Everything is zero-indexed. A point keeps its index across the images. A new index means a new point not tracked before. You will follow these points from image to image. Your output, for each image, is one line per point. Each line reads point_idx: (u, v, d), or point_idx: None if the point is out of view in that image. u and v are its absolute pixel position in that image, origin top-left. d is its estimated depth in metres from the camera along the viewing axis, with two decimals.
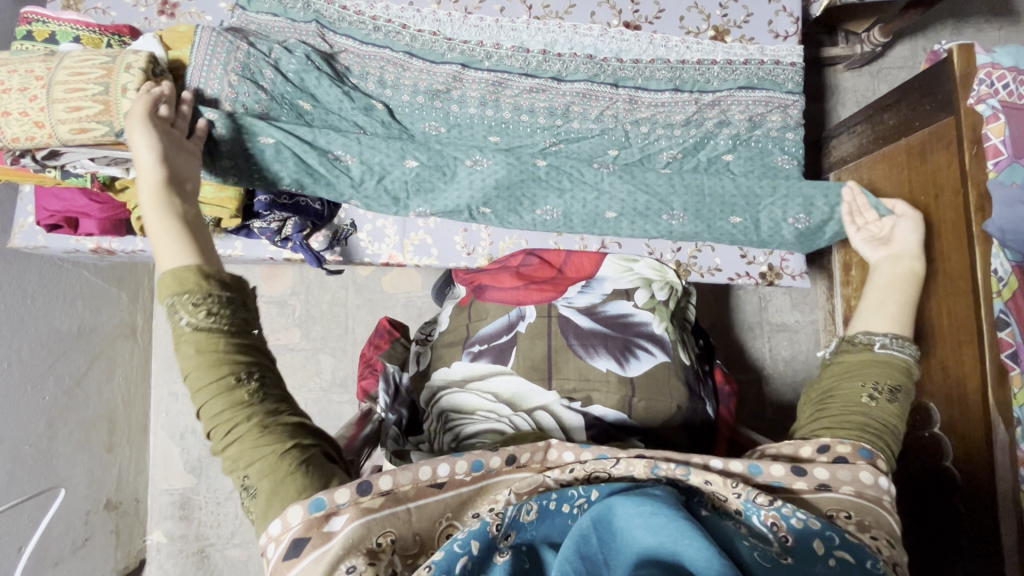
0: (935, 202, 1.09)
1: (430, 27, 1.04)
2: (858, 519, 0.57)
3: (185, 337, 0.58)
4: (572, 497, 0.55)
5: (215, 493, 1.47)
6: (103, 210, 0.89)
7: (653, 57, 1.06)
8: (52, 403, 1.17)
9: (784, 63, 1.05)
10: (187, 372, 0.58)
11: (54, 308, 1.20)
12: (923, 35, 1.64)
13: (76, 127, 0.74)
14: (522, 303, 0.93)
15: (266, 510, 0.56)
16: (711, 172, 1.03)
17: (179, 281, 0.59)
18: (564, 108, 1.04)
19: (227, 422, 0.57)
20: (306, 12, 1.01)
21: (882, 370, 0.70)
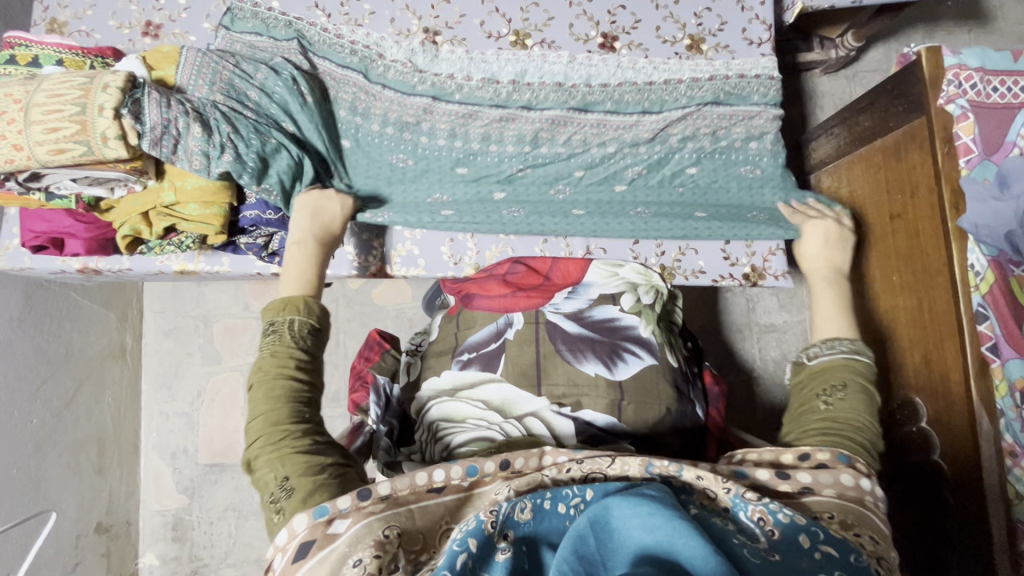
0: (913, 198, 1.11)
1: (403, 56, 1.04)
2: (841, 519, 0.57)
3: (269, 345, 0.67)
4: (566, 497, 0.55)
5: (208, 513, 1.45)
6: (89, 230, 0.88)
7: (620, 80, 1.07)
8: (39, 426, 1.16)
9: (749, 76, 1.06)
10: (262, 371, 0.65)
11: (42, 330, 1.20)
12: (895, 39, 1.68)
13: (53, 148, 0.74)
14: (509, 310, 0.94)
15: (292, 510, 0.58)
16: (673, 180, 1.08)
17: (275, 304, 0.71)
18: (529, 132, 1.05)
19: (284, 423, 0.63)
20: (288, 31, 1.01)
21: (828, 374, 0.74)
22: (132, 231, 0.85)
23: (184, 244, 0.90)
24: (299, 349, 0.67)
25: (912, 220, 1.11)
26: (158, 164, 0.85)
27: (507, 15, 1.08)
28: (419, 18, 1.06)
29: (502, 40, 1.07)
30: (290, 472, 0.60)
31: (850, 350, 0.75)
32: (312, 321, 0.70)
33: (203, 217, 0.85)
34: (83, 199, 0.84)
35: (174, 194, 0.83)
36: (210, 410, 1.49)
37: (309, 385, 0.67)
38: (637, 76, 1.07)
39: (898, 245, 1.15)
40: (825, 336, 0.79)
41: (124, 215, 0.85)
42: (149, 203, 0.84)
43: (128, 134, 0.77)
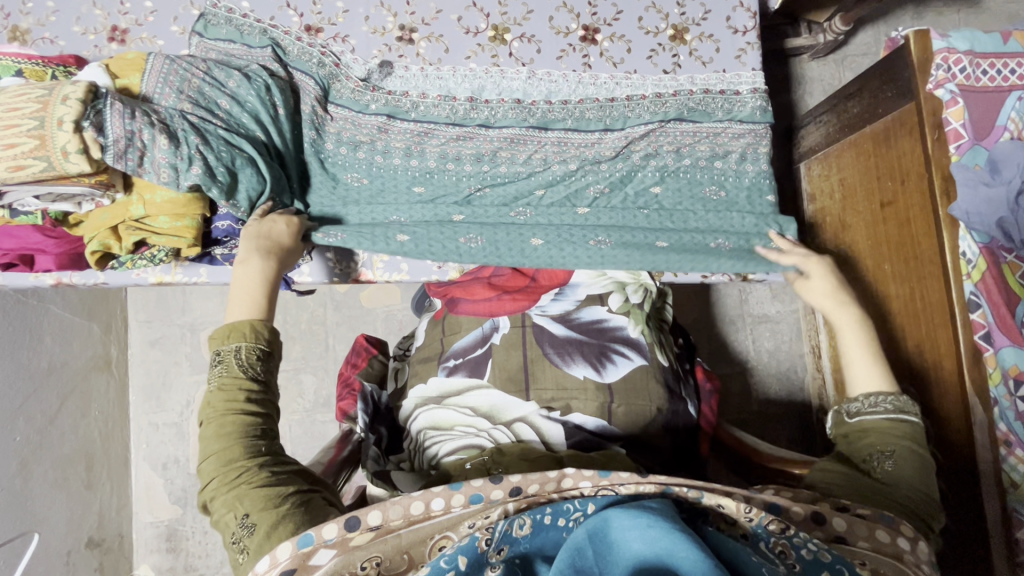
0: (903, 187, 1.09)
1: (359, 74, 1.00)
2: (873, 567, 0.55)
3: (215, 377, 0.65)
4: (568, 510, 0.54)
5: (201, 523, 1.44)
6: (59, 245, 0.85)
7: (582, 97, 1.04)
8: (23, 444, 1.14)
9: (714, 92, 1.03)
10: (211, 409, 0.63)
11: (21, 346, 1.17)
12: (885, 20, 1.66)
13: (12, 165, 0.71)
14: (495, 314, 0.92)
15: (254, 548, 0.56)
16: (650, 188, 1.03)
17: (222, 330, 0.68)
18: (484, 151, 1.01)
19: (238, 460, 0.61)
20: (262, 37, 0.97)
21: (874, 434, 0.72)
22: (101, 246, 0.82)
23: (156, 257, 0.87)
24: (248, 381, 0.65)
25: (902, 208, 1.10)
26: (125, 176, 0.82)
27: (484, 10, 1.04)
28: (394, 15, 1.03)
29: (481, 36, 1.04)
30: (249, 509, 0.58)
31: (896, 409, 0.73)
32: (258, 344, 0.67)
33: (174, 229, 0.82)
34: (49, 214, 0.81)
35: (143, 207, 0.81)
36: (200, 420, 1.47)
37: (262, 416, 0.65)
38: (619, 70, 1.04)
39: (891, 233, 1.14)
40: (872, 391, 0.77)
41: (92, 230, 0.82)
42: (118, 217, 0.81)
43: (91, 148, 0.74)
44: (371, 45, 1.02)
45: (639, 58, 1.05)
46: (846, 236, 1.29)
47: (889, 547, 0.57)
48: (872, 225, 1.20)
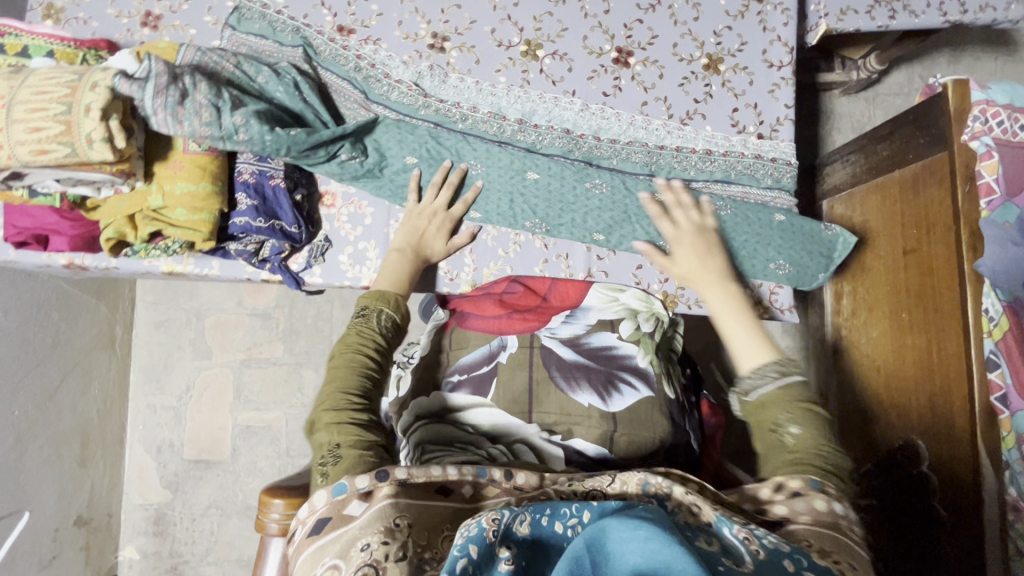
0: (930, 239, 1.07)
1: (410, 78, 0.98)
2: (819, 545, 0.52)
3: (353, 326, 0.76)
4: (565, 515, 0.52)
5: (190, 509, 1.44)
6: (75, 228, 0.84)
7: (631, 139, 1.01)
8: (20, 418, 1.13)
9: (766, 159, 1.01)
10: (345, 348, 0.73)
11: (29, 318, 1.16)
12: (920, 62, 1.64)
13: (35, 148, 0.67)
14: (504, 332, 0.91)
15: (333, 477, 0.61)
16: (702, 220, 0.99)
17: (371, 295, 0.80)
18: (530, 163, 0.98)
19: (351, 393, 0.68)
20: (294, 36, 0.96)
21: (774, 406, 0.67)
22: (116, 234, 0.82)
23: (171, 249, 0.87)
24: (377, 333, 0.75)
25: (925, 257, 1.08)
26: (146, 166, 0.80)
27: (519, 24, 1.01)
28: (428, 23, 1.00)
29: (513, 50, 1.01)
30: (341, 440, 0.64)
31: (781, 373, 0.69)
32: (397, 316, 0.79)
33: (191, 222, 0.81)
34: (67, 197, 0.80)
35: (162, 198, 0.80)
36: (198, 406, 1.47)
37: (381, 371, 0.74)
38: (649, 95, 1.02)
39: (911, 282, 1.12)
40: (758, 362, 0.72)
41: (108, 217, 0.82)
42: (136, 206, 0.81)
43: (115, 136, 0.70)
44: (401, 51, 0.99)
45: (670, 85, 1.02)
46: (863, 280, 1.27)
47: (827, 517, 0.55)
48: (892, 271, 1.18)
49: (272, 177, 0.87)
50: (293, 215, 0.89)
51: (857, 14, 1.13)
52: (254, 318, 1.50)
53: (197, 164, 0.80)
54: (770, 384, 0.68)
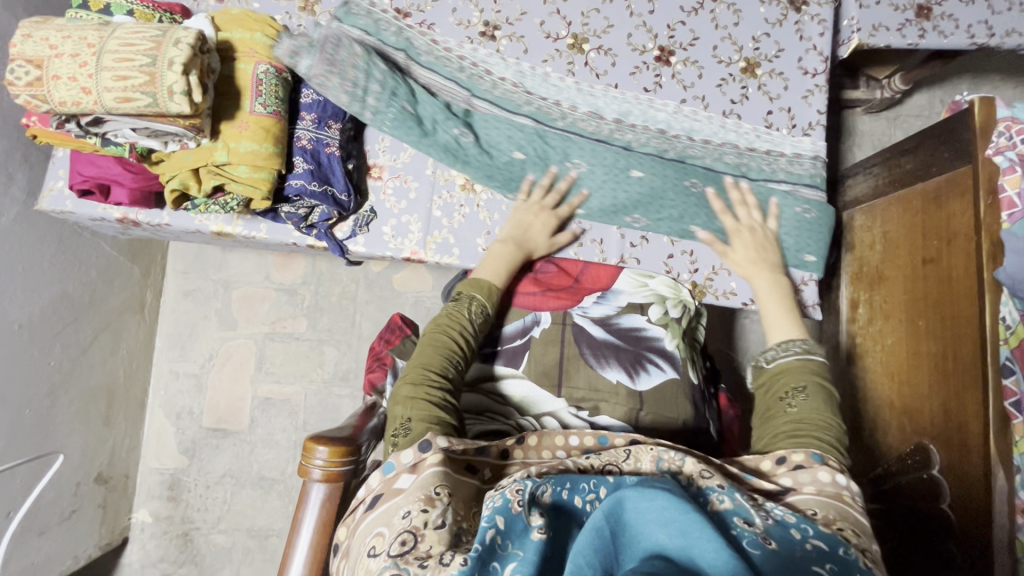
0: (948, 249, 1.11)
1: (512, 76, 1.04)
2: (824, 514, 0.60)
3: (449, 308, 0.86)
4: (584, 489, 0.56)
5: (205, 476, 1.46)
6: (136, 180, 0.89)
7: (722, 141, 1.05)
8: (55, 369, 1.16)
9: (810, 157, 1.05)
10: (432, 335, 0.82)
11: (69, 273, 1.20)
12: (940, 86, 1.69)
13: (120, 96, 0.74)
14: (538, 309, 0.94)
15: (403, 446, 0.68)
16: (734, 211, 1.02)
17: (471, 282, 0.89)
18: (633, 162, 1.02)
19: (429, 374, 0.77)
20: (397, 36, 1.00)
21: (788, 376, 0.82)
22: (180, 184, 0.87)
23: (229, 206, 0.91)
24: (467, 323, 0.84)
25: (944, 266, 1.12)
26: (213, 123, 0.86)
27: (567, 18, 1.06)
28: (480, 11, 1.05)
29: (560, 42, 1.05)
30: (414, 415, 0.72)
31: (803, 351, 0.84)
32: (485, 312, 0.87)
33: (251, 179, 0.86)
34: (137, 148, 0.85)
35: (227, 155, 0.85)
36: (220, 375, 1.49)
37: (462, 359, 0.82)
38: (688, 93, 1.05)
39: (928, 290, 1.15)
40: (782, 340, 0.87)
41: (174, 169, 0.87)
42: (202, 160, 0.86)
43: (193, 92, 0.77)
44: (453, 37, 1.03)
45: (708, 85, 1.06)
46: (880, 289, 1.30)
47: (831, 487, 0.65)
48: (910, 280, 1.21)
49: (328, 146, 0.95)
50: (344, 182, 0.95)
51: (888, 30, 1.18)
52: (280, 293, 1.53)
53: (261, 125, 0.87)
54: (790, 358, 0.84)
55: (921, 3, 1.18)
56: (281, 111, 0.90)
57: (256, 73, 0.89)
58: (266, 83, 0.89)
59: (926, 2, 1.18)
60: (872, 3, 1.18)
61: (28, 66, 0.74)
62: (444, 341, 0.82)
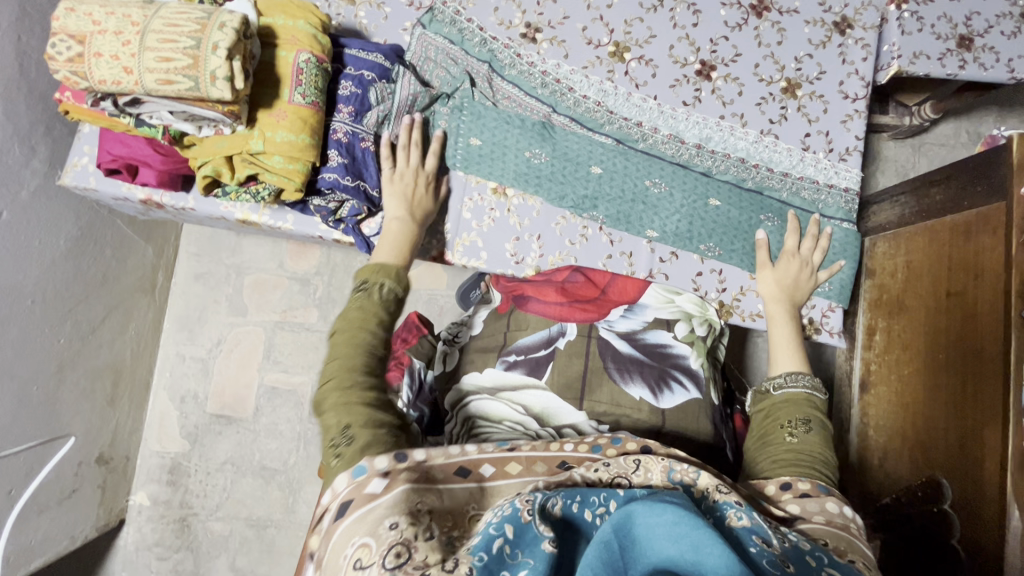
0: (976, 284, 1.10)
1: (595, 95, 1.03)
2: (835, 544, 0.59)
3: (356, 297, 0.76)
4: (594, 503, 0.54)
5: (206, 463, 1.44)
6: (164, 162, 0.89)
7: (802, 174, 1.03)
8: (64, 346, 1.14)
9: (837, 189, 1.03)
10: (345, 335, 0.73)
11: (84, 249, 1.17)
12: (968, 118, 1.69)
13: (162, 77, 0.74)
14: (565, 319, 0.91)
15: (349, 455, 0.62)
16: (747, 230, 1.01)
17: (370, 267, 0.80)
18: (712, 191, 1.02)
19: (354, 375, 0.69)
20: (481, 49, 1.02)
21: (793, 407, 0.80)
22: (213, 172, 0.86)
23: (260, 195, 0.90)
24: (379, 310, 0.75)
25: (970, 300, 1.11)
26: (250, 110, 0.85)
27: (610, 25, 1.04)
28: (522, 12, 1.03)
29: (602, 49, 1.04)
30: (350, 421, 0.65)
31: (812, 385, 0.82)
32: (395, 291, 0.79)
33: (285, 171, 0.86)
34: (170, 131, 0.83)
35: (262, 144, 0.84)
36: (227, 361, 1.47)
37: (381, 348, 0.75)
38: (727, 110, 1.04)
39: (952, 324, 1.14)
40: (791, 369, 0.85)
41: (207, 155, 0.86)
42: (236, 148, 0.85)
43: (235, 78, 0.76)
44: (495, 37, 1.03)
45: (748, 103, 1.04)
46: (901, 318, 1.29)
47: (838, 518, 0.64)
48: (933, 313, 1.20)
49: (363, 140, 0.93)
50: (377, 178, 0.95)
51: (929, 59, 1.17)
52: (293, 282, 1.51)
53: (299, 116, 0.85)
54: (799, 389, 0.81)
55: (963, 33, 1.17)
56: (320, 102, 0.88)
57: (297, 62, 0.86)
58: (306, 72, 0.86)
59: (968, 33, 1.17)
60: (914, 30, 1.17)
61: (70, 41, 0.73)
62: (360, 335, 0.73)
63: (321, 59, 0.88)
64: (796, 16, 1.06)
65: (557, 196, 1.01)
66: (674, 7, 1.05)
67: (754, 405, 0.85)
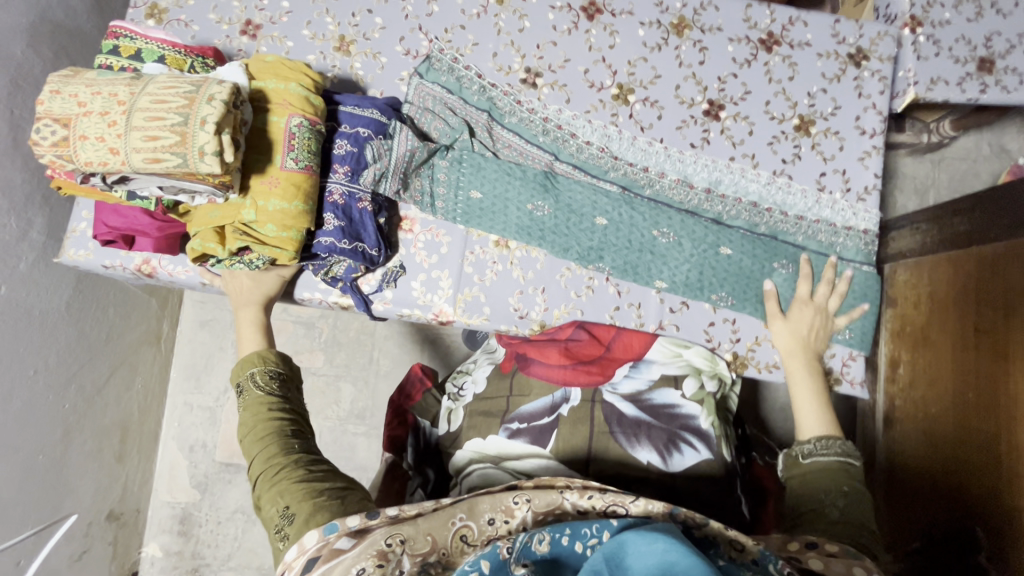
0: (1006, 322, 1.04)
1: (599, 140, 0.99)
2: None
3: (242, 401, 0.75)
4: (585, 535, 0.50)
5: (217, 512, 1.43)
6: (162, 229, 0.89)
7: (818, 217, 0.98)
8: (70, 411, 1.13)
9: (856, 232, 0.98)
10: (245, 429, 0.72)
11: (86, 311, 1.17)
12: (989, 129, 1.62)
13: (150, 156, 0.72)
14: (568, 383, 0.88)
15: (295, 534, 0.60)
16: (759, 279, 0.96)
17: (238, 366, 0.78)
18: (724, 238, 0.96)
19: (280, 460, 0.67)
20: (480, 97, 0.99)
21: (825, 475, 0.73)
22: (203, 245, 0.84)
23: (254, 264, 0.88)
24: (268, 396, 0.74)
25: (1001, 340, 1.04)
26: (244, 178, 0.84)
27: (613, 66, 1.01)
28: (522, 56, 1.00)
29: (605, 92, 1.00)
30: (291, 501, 0.63)
31: (845, 452, 0.75)
32: (272, 369, 0.78)
33: (278, 239, 0.84)
34: (163, 202, 0.84)
35: (255, 213, 0.83)
36: (234, 409, 1.46)
37: (294, 423, 0.73)
38: (737, 151, 0.99)
39: (981, 363, 1.09)
40: (821, 434, 0.78)
41: (199, 225, 0.85)
42: (228, 218, 0.84)
43: (224, 151, 0.74)
44: (495, 83, 1.00)
45: (759, 142, 1.00)
46: (926, 351, 1.24)
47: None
48: (958, 347, 1.15)
49: (361, 200, 0.91)
50: (376, 238, 0.93)
51: (947, 84, 1.11)
52: (298, 326, 1.50)
53: (292, 181, 0.84)
54: (831, 456, 0.75)
55: (983, 55, 1.11)
56: (314, 166, 0.87)
57: (289, 126, 0.85)
58: (299, 137, 0.85)
59: (989, 55, 1.11)
60: (931, 55, 1.12)
61: (54, 126, 0.73)
62: (264, 425, 0.71)
63: (314, 120, 0.87)
64: (808, 49, 1.02)
65: (562, 248, 0.97)
66: (680, 44, 1.01)
67: (784, 475, 0.78)
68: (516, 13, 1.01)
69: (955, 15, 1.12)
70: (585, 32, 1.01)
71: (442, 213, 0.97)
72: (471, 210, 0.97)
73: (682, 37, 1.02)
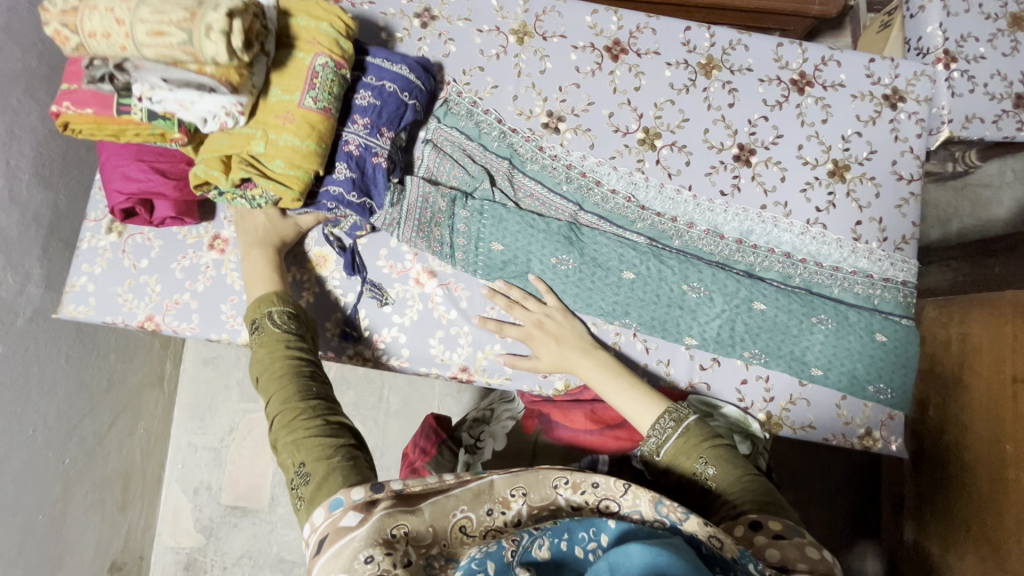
0: None
1: (624, 188, 0.94)
2: None
3: (256, 340, 0.70)
4: (583, 540, 0.46)
5: (223, 557, 1.38)
6: (177, 188, 0.86)
7: (854, 268, 0.94)
8: (70, 465, 1.09)
9: (894, 284, 0.93)
10: (262, 366, 0.67)
11: (88, 360, 1.13)
12: None
13: (155, 30, 0.69)
14: (595, 451, 0.83)
15: (308, 499, 0.56)
16: (796, 334, 0.90)
17: (252, 305, 0.74)
18: (757, 292, 0.91)
19: (297, 406, 0.63)
20: (500, 143, 0.95)
21: (688, 457, 0.68)
22: (206, 172, 0.80)
23: (256, 201, 0.84)
24: (286, 335, 0.70)
25: None
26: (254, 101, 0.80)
27: (639, 109, 0.96)
28: (544, 100, 0.96)
29: (631, 137, 0.96)
30: (306, 456, 0.59)
31: (662, 432, 0.71)
32: (289, 309, 0.73)
33: (285, 177, 0.80)
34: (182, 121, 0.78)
35: (264, 145, 0.79)
36: (240, 449, 1.42)
37: (312, 367, 0.68)
38: (769, 199, 0.95)
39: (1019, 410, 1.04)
40: (648, 428, 0.73)
41: (206, 153, 0.81)
42: (237, 147, 0.80)
43: (233, 36, 0.70)
44: (516, 129, 0.95)
45: (792, 189, 0.95)
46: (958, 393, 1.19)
47: None
48: (991, 395, 1.10)
49: (376, 154, 0.87)
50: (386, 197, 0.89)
51: (982, 122, 1.07)
52: None
53: (307, 119, 0.81)
54: (663, 446, 0.70)
55: (1019, 91, 1.07)
56: (332, 108, 0.83)
57: (313, 65, 0.81)
58: (321, 76, 0.81)
59: None
60: (965, 91, 1.07)
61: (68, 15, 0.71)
62: (281, 364, 0.67)
63: (340, 63, 0.83)
64: (842, 90, 0.98)
65: (587, 302, 0.91)
66: (708, 86, 0.97)
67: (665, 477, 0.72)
68: (537, 54, 0.97)
69: (990, 50, 1.08)
70: (610, 74, 0.97)
71: (462, 265, 0.92)
72: (491, 264, 0.92)
73: (710, 78, 0.97)
